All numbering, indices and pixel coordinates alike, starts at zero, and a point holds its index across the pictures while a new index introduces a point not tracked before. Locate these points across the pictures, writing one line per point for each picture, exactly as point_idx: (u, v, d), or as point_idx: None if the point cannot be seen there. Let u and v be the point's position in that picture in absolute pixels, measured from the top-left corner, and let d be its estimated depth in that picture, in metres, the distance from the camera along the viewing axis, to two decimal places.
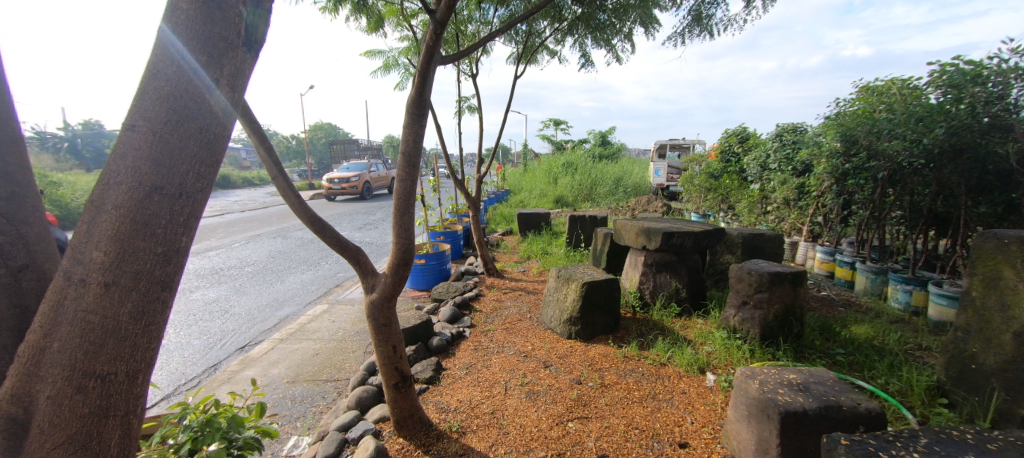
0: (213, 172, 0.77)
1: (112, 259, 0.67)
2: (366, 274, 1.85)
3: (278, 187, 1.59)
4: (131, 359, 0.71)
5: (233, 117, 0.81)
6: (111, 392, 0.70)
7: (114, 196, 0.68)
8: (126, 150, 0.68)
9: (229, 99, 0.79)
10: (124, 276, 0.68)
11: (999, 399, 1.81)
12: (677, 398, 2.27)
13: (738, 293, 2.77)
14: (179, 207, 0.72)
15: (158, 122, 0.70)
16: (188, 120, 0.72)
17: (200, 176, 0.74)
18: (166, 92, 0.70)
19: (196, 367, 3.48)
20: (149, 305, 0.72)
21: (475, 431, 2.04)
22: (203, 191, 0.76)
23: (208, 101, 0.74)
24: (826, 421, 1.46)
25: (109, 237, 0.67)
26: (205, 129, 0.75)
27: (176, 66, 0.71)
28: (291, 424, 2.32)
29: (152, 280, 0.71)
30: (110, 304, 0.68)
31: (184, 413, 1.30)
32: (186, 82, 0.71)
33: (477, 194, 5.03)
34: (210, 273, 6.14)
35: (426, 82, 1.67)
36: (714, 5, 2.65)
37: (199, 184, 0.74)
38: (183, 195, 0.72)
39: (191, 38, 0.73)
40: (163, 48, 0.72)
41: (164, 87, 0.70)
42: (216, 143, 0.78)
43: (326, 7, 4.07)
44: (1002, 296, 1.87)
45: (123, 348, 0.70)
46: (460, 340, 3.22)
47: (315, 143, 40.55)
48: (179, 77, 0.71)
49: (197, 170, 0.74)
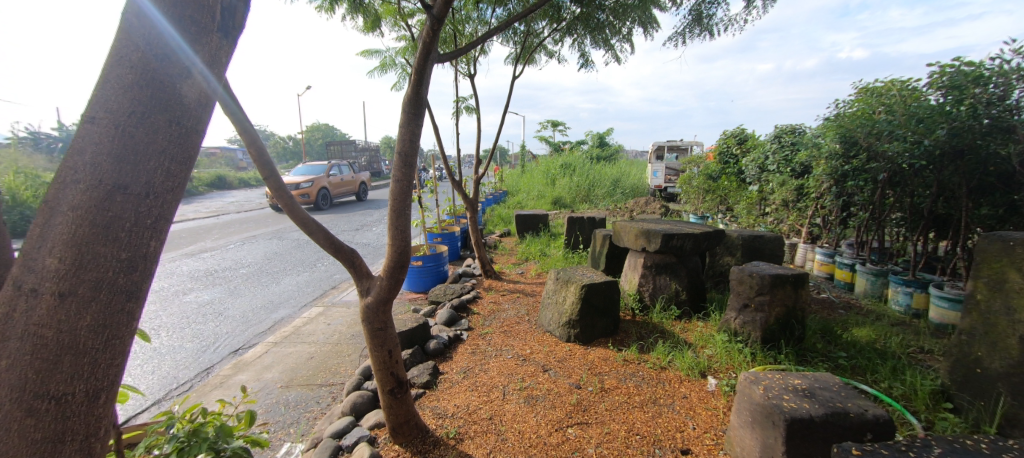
0: (185, 170, 0.73)
1: (69, 266, 0.63)
2: (361, 278, 1.80)
3: (269, 188, 1.54)
4: (91, 378, 0.67)
5: (208, 109, 0.76)
6: (67, 415, 0.65)
7: (70, 196, 0.63)
8: (85, 145, 0.64)
9: (201, 88, 0.74)
10: (83, 286, 0.64)
11: (1006, 405, 1.78)
12: (678, 402, 2.23)
13: (739, 295, 2.74)
14: (145, 209, 0.68)
15: (121, 113, 0.65)
16: (154, 111, 0.68)
17: (170, 175, 0.70)
18: (131, 80, 0.66)
19: (189, 371, 3.41)
20: (112, 317, 0.68)
21: (472, 438, 1.99)
22: (173, 192, 0.71)
23: (177, 91, 0.70)
24: (833, 429, 1.42)
25: (64, 242, 0.63)
26: (175, 122, 0.70)
27: (141, 52, 0.67)
28: (284, 431, 2.27)
29: (115, 290, 0.67)
30: (67, 317, 0.63)
31: (170, 422, 1.24)
32: (151, 69, 0.67)
33: (475, 195, 4.98)
34: (205, 275, 6.07)
35: (423, 80, 1.62)
36: (714, 5, 2.62)
37: (168, 183, 0.70)
38: (150, 195, 0.68)
39: (157, 22, 0.68)
40: (128, 33, 0.67)
41: (128, 75, 0.66)
42: (188, 137, 0.73)
43: (322, 6, 4.03)
44: (1008, 299, 1.85)
45: (81, 366, 0.66)
46: (458, 343, 3.17)
47: (312, 144, 40.44)
48: (145, 65, 0.67)
49: (166, 168, 0.69)
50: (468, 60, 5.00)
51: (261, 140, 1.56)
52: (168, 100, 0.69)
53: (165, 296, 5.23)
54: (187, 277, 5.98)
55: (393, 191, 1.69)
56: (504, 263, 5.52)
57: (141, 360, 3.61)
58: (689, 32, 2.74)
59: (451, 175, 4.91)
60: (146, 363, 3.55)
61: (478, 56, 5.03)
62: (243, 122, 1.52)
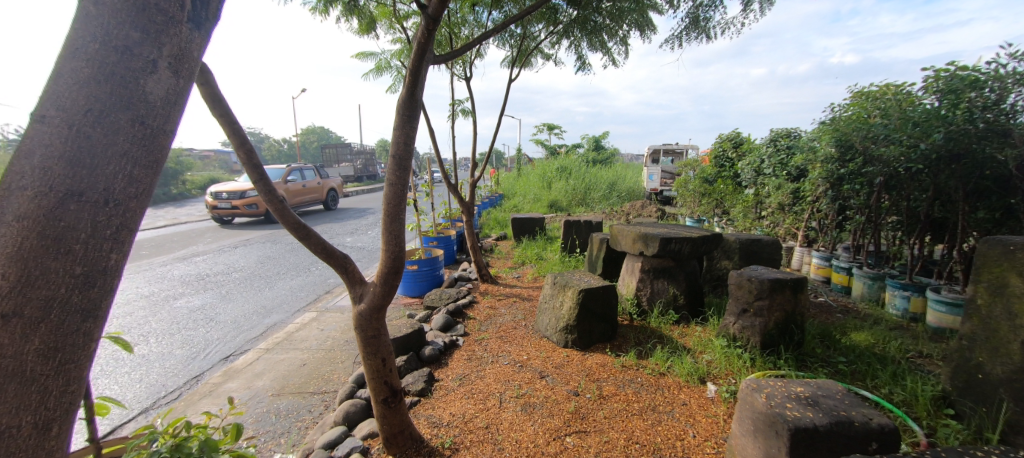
0: (152, 174, 0.66)
1: (12, 283, 0.55)
2: (353, 284, 1.75)
3: (259, 192, 1.49)
4: (41, 408, 0.59)
5: (178, 106, 0.69)
6: (13, 451, 0.57)
7: (14, 204, 0.55)
8: (33, 146, 0.56)
9: (170, 83, 0.67)
10: (30, 305, 0.56)
11: (1009, 411, 1.76)
12: (678, 410, 2.19)
13: (738, 300, 2.71)
14: (104, 217, 0.60)
15: (76, 111, 0.58)
16: (114, 108, 0.61)
17: (134, 180, 0.63)
18: (88, 74, 0.59)
19: (178, 378, 3.34)
20: (65, 339, 0.60)
21: (468, 448, 1.94)
22: (137, 199, 0.64)
23: (141, 86, 0.63)
24: (838, 438, 1.39)
25: (5, 256, 0.54)
26: (140, 121, 0.63)
27: (99, 43, 0.60)
28: (274, 441, 2.20)
29: (69, 308, 0.59)
30: (11, 340, 0.56)
31: (153, 436, 1.18)
32: (113, 63, 0.60)
33: (470, 199, 4.94)
34: (196, 280, 5.98)
35: (419, 82, 1.58)
36: (711, 8, 2.61)
37: (131, 189, 0.63)
38: (110, 202, 0.61)
39: (119, 12, 0.62)
40: (86, 23, 0.61)
41: (84, 69, 0.60)
42: (156, 137, 0.66)
43: (316, 8, 4.00)
44: (1009, 304, 1.83)
45: (30, 395, 0.58)
46: (453, 349, 3.11)
47: (307, 147, 40.24)
48: (105, 58, 0.60)
49: (128, 172, 0.62)
50: (464, 63, 4.98)
51: (251, 142, 1.51)
52: (131, 96, 0.62)
53: (154, 301, 5.13)
54: (177, 282, 5.87)
55: (387, 195, 1.65)
56: (500, 267, 5.48)
57: (129, 368, 3.52)
58: (686, 36, 2.72)
59: (447, 179, 4.87)
60: (134, 371, 3.47)
61: (474, 59, 5.01)
62: (232, 124, 1.47)
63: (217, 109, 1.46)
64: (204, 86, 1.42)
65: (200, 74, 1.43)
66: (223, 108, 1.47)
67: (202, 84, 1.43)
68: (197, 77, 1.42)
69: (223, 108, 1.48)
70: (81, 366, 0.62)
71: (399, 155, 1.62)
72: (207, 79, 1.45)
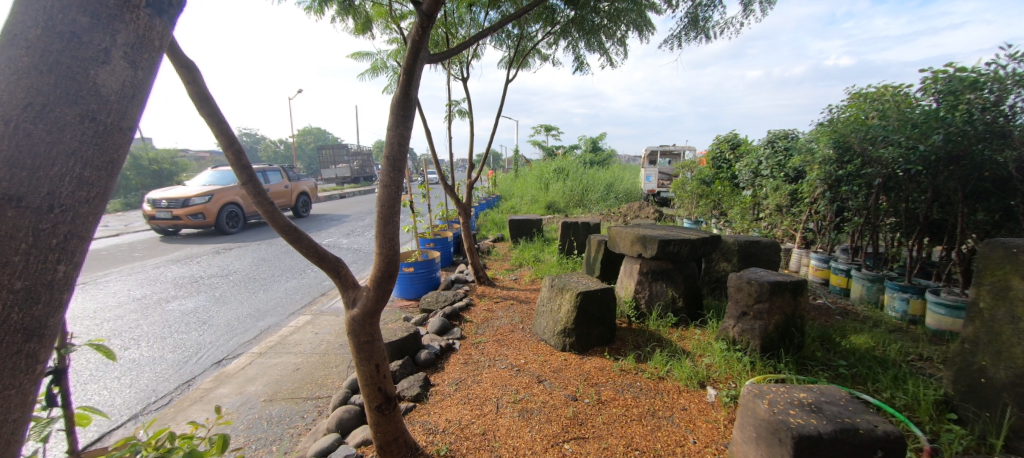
0: (106, 176, 0.62)
1: None
2: (347, 288, 1.71)
3: (248, 193, 1.44)
4: None
5: (134, 101, 0.65)
6: None
7: None
8: None
9: (126, 76, 0.63)
10: None
11: (1013, 416, 1.74)
12: (677, 415, 2.16)
13: (738, 303, 2.68)
14: (46, 225, 0.55)
15: (12, 106, 0.53)
16: (59, 103, 0.56)
17: (83, 183, 0.59)
18: (28, 64, 0.55)
19: (169, 383, 3.27)
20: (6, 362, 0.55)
21: (465, 455, 1.90)
22: (88, 203, 0.60)
23: (90, 79, 0.59)
24: (843, 446, 1.36)
25: None
26: (90, 117, 0.59)
27: (40, 29, 0.56)
28: (265, 449, 2.15)
29: (11, 328, 0.54)
30: None
31: (134, 448, 1.13)
32: (58, 52, 0.56)
33: (467, 200, 4.89)
34: (189, 282, 5.90)
35: (413, 81, 1.54)
36: (710, 8, 2.58)
37: (80, 192, 0.58)
38: (55, 208, 0.56)
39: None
40: (27, 7, 0.56)
41: (23, 57, 0.55)
42: (110, 135, 0.62)
43: (311, 7, 3.95)
44: (1012, 308, 1.81)
45: None
46: (450, 353, 3.07)
47: (303, 148, 40.05)
48: (48, 46, 0.56)
49: (76, 174, 0.58)
50: (461, 64, 4.95)
51: (239, 143, 1.46)
52: (80, 90, 0.58)
53: (146, 304, 5.04)
54: (170, 285, 5.79)
55: (381, 197, 1.60)
56: (497, 269, 5.44)
57: (119, 373, 3.45)
58: (685, 36, 2.70)
59: (443, 180, 4.83)
60: (124, 376, 3.40)
61: (471, 59, 4.98)
62: (220, 124, 1.42)
63: (204, 108, 1.41)
64: (191, 85, 1.37)
65: (186, 73, 1.38)
66: (210, 108, 1.43)
67: (189, 82, 1.38)
68: (184, 75, 1.37)
69: (211, 107, 1.44)
70: (23, 390, 0.58)
71: (393, 156, 1.58)
72: (194, 77, 1.40)
